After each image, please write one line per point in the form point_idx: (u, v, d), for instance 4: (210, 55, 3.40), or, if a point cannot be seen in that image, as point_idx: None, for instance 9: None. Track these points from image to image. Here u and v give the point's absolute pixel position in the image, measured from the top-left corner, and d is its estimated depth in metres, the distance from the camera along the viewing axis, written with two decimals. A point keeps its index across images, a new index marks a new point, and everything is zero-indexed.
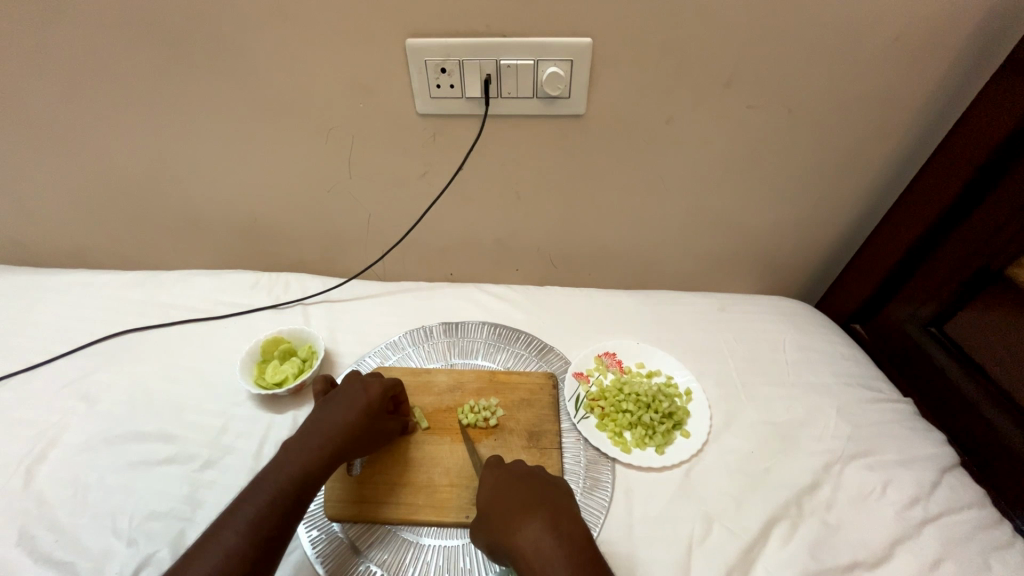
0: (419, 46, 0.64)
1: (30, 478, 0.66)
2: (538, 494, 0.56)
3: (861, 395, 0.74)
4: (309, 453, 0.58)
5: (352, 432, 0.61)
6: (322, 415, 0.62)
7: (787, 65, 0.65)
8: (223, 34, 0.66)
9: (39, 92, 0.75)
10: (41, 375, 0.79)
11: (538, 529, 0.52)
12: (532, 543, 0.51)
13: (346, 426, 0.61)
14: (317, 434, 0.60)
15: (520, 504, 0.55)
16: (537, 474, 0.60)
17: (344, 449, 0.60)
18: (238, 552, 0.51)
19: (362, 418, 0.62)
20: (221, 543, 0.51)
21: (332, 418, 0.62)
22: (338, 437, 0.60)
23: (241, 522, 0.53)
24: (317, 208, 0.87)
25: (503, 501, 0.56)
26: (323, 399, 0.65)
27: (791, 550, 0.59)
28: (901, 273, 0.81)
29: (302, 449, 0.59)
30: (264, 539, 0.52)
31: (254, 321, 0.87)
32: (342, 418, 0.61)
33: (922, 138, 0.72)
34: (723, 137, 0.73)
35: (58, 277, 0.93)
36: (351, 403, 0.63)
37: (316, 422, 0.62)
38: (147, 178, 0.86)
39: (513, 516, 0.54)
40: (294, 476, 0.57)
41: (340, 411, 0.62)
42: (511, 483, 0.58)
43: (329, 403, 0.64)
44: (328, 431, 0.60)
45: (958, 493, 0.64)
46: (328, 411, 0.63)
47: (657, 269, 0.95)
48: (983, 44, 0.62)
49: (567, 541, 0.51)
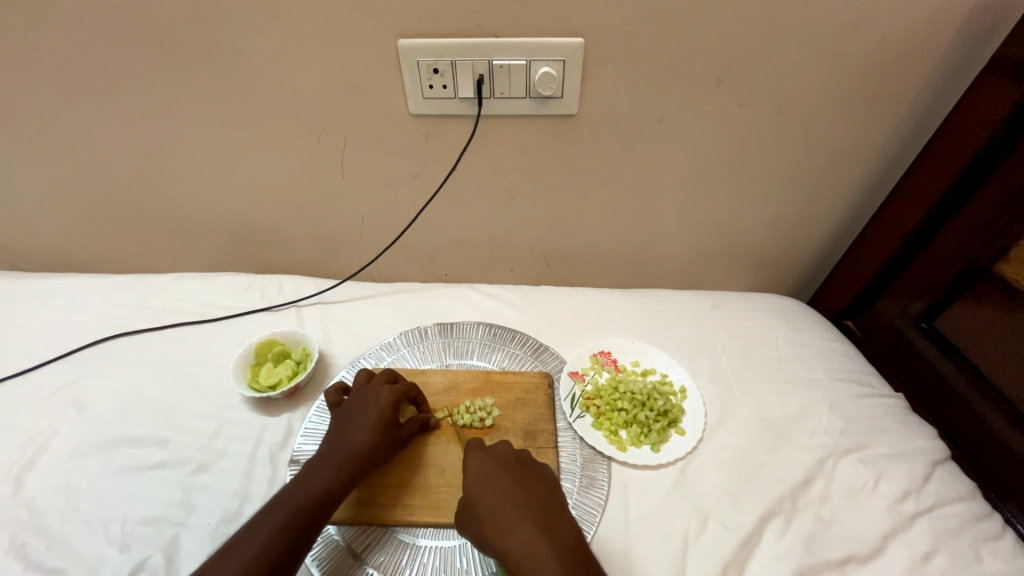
0: (411, 47, 0.64)
1: (19, 485, 0.65)
2: (528, 488, 0.56)
3: (853, 390, 0.75)
4: (331, 471, 0.59)
5: (371, 447, 0.62)
6: (338, 432, 0.63)
7: (777, 66, 0.65)
8: (212, 34, 0.66)
9: (22, 93, 0.74)
10: (31, 380, 0.78)
11: (530, 530, 0.52)
12: (522, 543, 0.51)
13: (362, 443, 0.62)
14: (336, 452, 0.61)
15: (510, 500, 0.54)
16: (527, 463, 0.59)
17: (364, 464, 0.61)
18: (258, 562, 0.52)
19: (379, 432, 0.63)
20: (242, 553, 0.52)
21: (349, 435, 0.62)
22: (357, 453, 0.61)
23: (258, 536, 0.53)
24: (310, 208, 0.87)
25: (490, 495, 0.55)
26: (338, 413, 0.66)
27: (787, 544, 0.60)
28: (893, 269, 0.81)
29: (321, 466, 0.60)
30: (281, 552, 0.53)
31: (247, 323, 0.86)
32: (357, 434, 0.62)
33: (911, 136, 0.73)
34: (714, 137, 0.73)
35: (44, 281, 0.92)
36: (365, 418, 0.63)
37: (335, 438, 0.62)
38: (135, 180, 0.85)
39: (504, 512, 0.53)
40: (314, 491, 0.58)
41: (356, 427, 0.63)
42: (498, 475, 0.57)
43: (345, 419, 0.64)
44: (347, 449, 0.61)
45: (948, 486, 0.65)
46: (344, 427, 0.63)
47: (649, 268, 0.95)
48: (968, 43, 0.63)
49: (557, 540, 0.51)
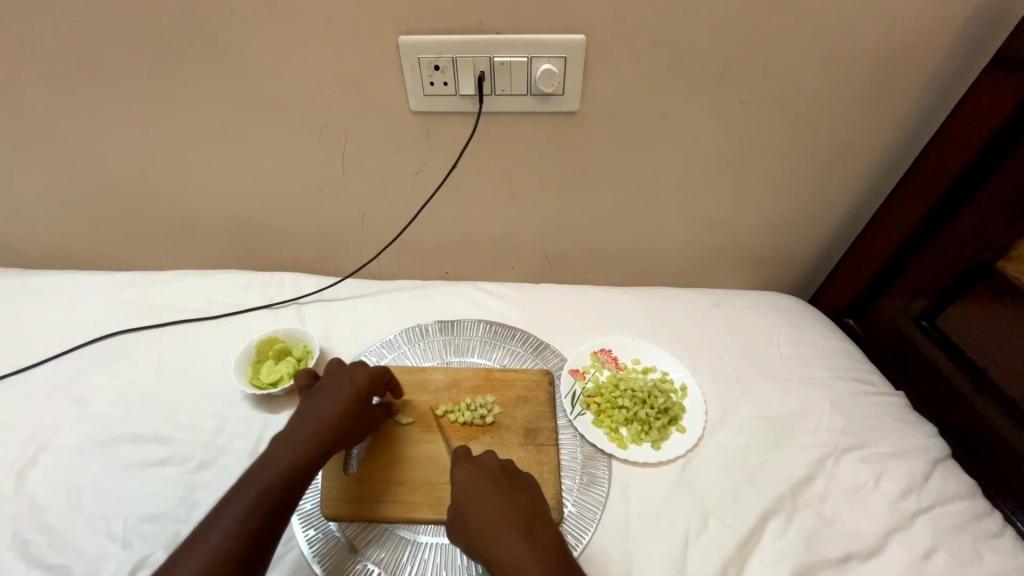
0: (412, 44, 0.64)
1: (21, 482, 0.66)
2: (515, 499, 0.56)
3: (853, 388, 0.75)
4: (303, 444, 0.59)
5: (344, 423, 0.62)
6: (309, 409, 0.63)
7: (779, 62, 0.65)
8: (212, 30, 0.66)
9: (22, 90, 0.74)
10: (32, 377, 0.78)
11: (516, 540, 0.52)
12: (508, 553, 0.51)
13: (334, 419, 0.62)
14: (309, 426, 0.61)
15: (496, 509, 0.54)
16: (512, 473, 0.59)
17: (336, 439, 0.61)
18: (232, 545, 0.51)
19: (353, 409, 0.63)
20: (214, 537, 0.51)
21: (320, 411, 0.62)
22: (328, 427, 0.61)
23: (228, 521, 0.52)
24: (311, 205, 0.87)
25: (476, 505, 0.55)
26: (309, 393, 0.65)
27: (787, 541, 0.60)
28: (894, 266, 0.81)
29: (291, 441, 0.59)
30: (255, 534, 0.52)
31: (248, 320, 0.86)
32: (329, 410, 0.62)
33: (913, 133, 0.72)
34: (715, 135, 0.73)
35: (45, 278, 0.92)
36: (340, 394, 0.64)
37: (307, 414, 0.62)
38: (135, 177, 0.85)
39: (490, 522, 0.53)
40: (285, 471, 0.57)
41: (330, 403, 0.63)
42: (485, 485, 0.57)
43: (318, 396, 0.64)
44: (319, 424, 0.61)
45: (949, 484, 0.65)
46: (315, 405, 0.63)
47: (651, 265, 0.95)
48: (971, 41, 0.63)
49: (542, 549, 0.51)
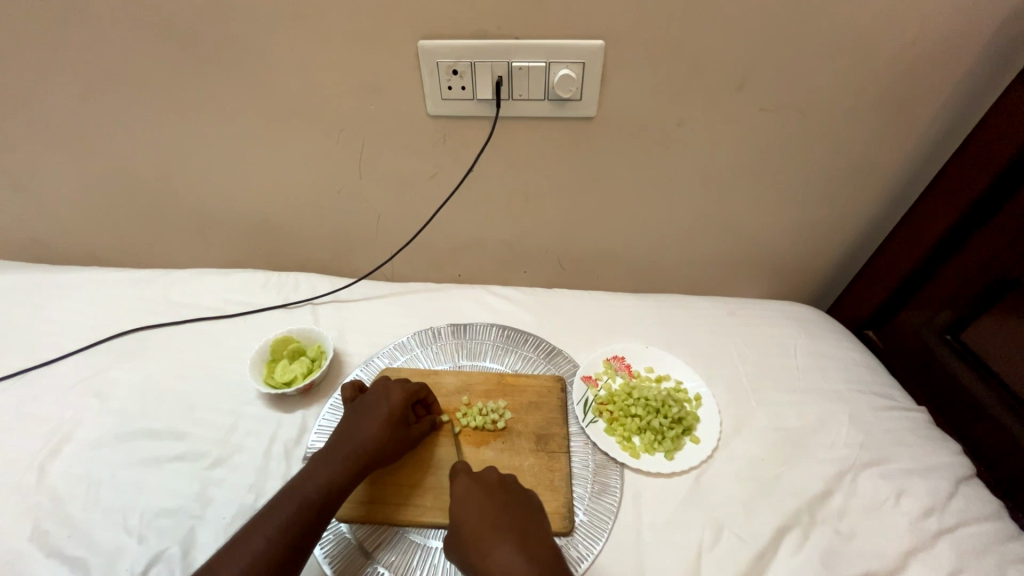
0: (431, 48, 0.64)
1: (43, 473, 0.67)
2: (510, 510, 0.56)
3: (874, 403, 0.73)
4: (337, 463, 0.60)
5: (379, 442, 0.62)
6: (348, 426, 0.64)
7: (802, 69, 0.64)
8: (236, 33, 0.67)
9: (52, 90, 0.76)
10: (56, 371, 0.80)
11: (511, 553, 0.51)
12: (504, 564, 0.50)
13: (373, 437, 0.62)
14: (345, 444, 0.62)
15: (492, 522, 0.54)
16: (512, 487, 0.59)
17: (370, 458, 0.61)
18: (259, 558, 0.51)
19: (387, 428, 0.63)
20: (248, 547, 0.52)
21: (357, 430, 0.63)
22: (363, 447, 0.61)
23: (261, 529, 0.53)
24: (327, 207, 0.87)
25: (473, 516, 0.55)
26: (352, 406, 0.67)
27: (803, 558, 0.58)
28: (918, 278, 0.79)
29: (328, 459, 0.60)
30: (289, 545, 0.53)
31: (264, 319, 0.87)
32: (368, 427, 0.63)
33: (940, 142, 0.71)
34: (734, 142, 0.72)
35: (69, 274, 0.94)
36: (376, 413, 0.64)
37: (345, 431, 0.63)
38: (157, 177, 0.86)
39: (487, 536, 0.53)
40: (320, 485, 0.58)
41: (366, 423, 0.63)
42: (483, 496, 0.57)
43: (356, 413, 0.65)
44: (355, 442, 0.62)
45: (974, 504, 0.63)
46: (354, 422, 0.64)
47: (665, 272, 0.94)
48: (1002, 49, 0.61)
49: (535, 559, 0.51)
